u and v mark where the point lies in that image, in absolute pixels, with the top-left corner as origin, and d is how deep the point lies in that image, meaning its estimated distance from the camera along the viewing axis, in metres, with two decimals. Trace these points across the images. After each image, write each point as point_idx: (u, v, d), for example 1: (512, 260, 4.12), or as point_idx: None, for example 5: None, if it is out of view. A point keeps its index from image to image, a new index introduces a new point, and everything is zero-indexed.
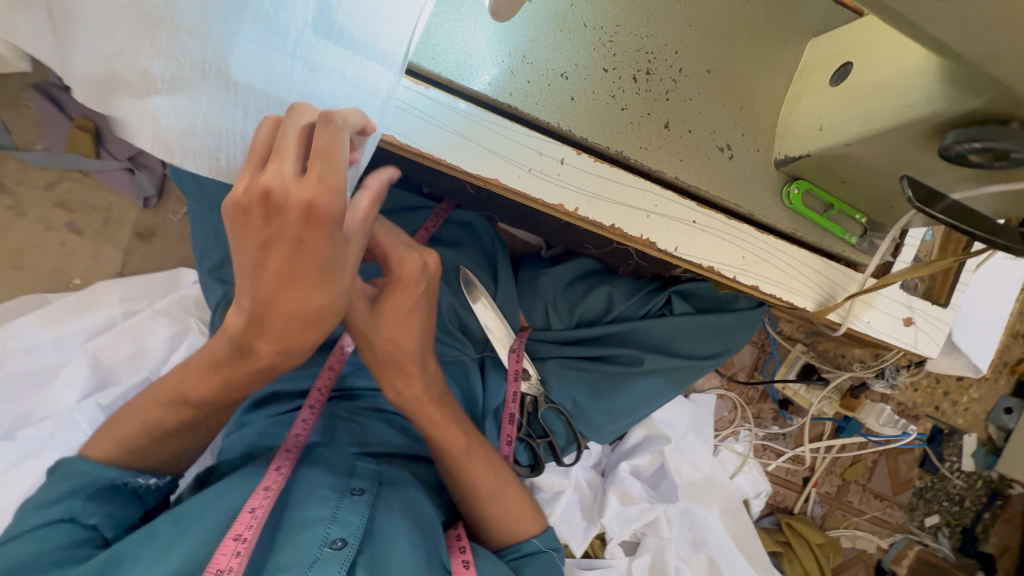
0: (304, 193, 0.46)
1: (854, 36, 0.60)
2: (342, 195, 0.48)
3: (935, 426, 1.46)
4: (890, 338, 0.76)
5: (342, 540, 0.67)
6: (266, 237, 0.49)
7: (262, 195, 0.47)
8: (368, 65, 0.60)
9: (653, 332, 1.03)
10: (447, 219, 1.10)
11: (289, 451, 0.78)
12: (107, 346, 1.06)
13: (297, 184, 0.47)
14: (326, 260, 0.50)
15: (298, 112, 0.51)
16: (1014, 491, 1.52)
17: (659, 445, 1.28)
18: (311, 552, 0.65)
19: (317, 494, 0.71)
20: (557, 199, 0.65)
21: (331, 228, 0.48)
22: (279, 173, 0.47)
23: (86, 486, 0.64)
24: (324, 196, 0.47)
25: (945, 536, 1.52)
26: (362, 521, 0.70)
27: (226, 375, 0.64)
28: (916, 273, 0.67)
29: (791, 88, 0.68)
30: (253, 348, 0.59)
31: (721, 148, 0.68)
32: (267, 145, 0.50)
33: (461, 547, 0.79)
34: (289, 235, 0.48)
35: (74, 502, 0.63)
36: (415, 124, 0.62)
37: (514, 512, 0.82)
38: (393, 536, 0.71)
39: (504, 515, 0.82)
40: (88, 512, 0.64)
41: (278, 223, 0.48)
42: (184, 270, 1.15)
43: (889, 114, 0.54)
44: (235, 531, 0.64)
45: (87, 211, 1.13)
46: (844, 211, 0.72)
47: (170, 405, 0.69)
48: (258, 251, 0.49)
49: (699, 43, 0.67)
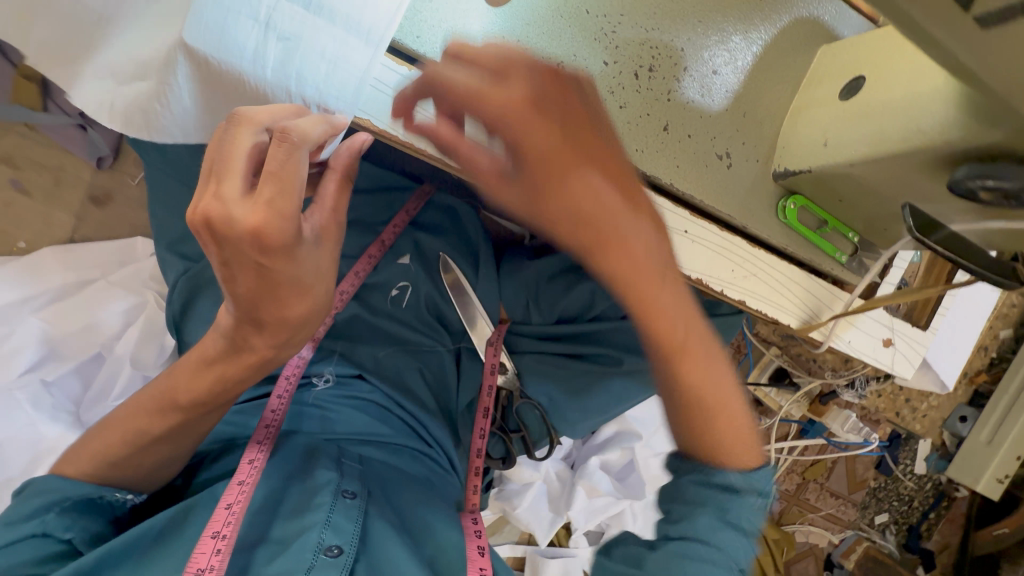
0: (252, 220, 0.48)
1: (868, 48, 0.57)
2: (291, 220, 0.49)
3: (893, 431, 1.48)
4: (867, 358, 0.76)
5: (337, 547, 0.68)
6: (224, 259, 0.50)
7: (205, 224, 0.48)
8: (349, 43, 0.54)
9: (632, 332, 0.99)
10: (428, 202, 1.05)
11: (269, 428, 0.82)
12: (55, 318, 0.99)
13: (243, 210, 0.48)
14: (293, 280, 0.54)
15: (243, 123, 0.51)
16: (960, 493, 1.58)
17: (630, 441, 1.27)
18: (306, 558, 0.65)
19: (315, 500, 0.72)
20: None
21: (288, 251, 0.51)
22: (218, 198, 0.48)
23: (61, 500, 0.61)
24: (273, 222, 0.48)
25: (891, 533, 1.58)
26: (355, 528, 0.71)
27: (210, 376, 0.63)
28: (905, 299, 0.67)
29: (796, 98, 0.65)
30: (248, 343, 0.60)
31: (720, 157, 0.65)
32: (211, 159, 0.50)
33: (478, 531, 0.84)
34: (247, 259, 0.50)
35: (48, 516, 0.59)
36: (399, 112, 0.58)
37: (736, 431, 0.60)
38: (386, 538, 0.73)
39: (725, 429, 0.59)
40: (62, 527, 0.60)
41: (233, 248, 0.49)
42: (141, 239, 1.07)
43: (899, 137, 0.51)
44: (212, 528, 0.66)
45: (35, 168, 1.04)
46: (838, 230, 0.70)
47: (146, 415, 0.66)
48: (221, 268, 0.51)
49: (705, 41, 0.63)
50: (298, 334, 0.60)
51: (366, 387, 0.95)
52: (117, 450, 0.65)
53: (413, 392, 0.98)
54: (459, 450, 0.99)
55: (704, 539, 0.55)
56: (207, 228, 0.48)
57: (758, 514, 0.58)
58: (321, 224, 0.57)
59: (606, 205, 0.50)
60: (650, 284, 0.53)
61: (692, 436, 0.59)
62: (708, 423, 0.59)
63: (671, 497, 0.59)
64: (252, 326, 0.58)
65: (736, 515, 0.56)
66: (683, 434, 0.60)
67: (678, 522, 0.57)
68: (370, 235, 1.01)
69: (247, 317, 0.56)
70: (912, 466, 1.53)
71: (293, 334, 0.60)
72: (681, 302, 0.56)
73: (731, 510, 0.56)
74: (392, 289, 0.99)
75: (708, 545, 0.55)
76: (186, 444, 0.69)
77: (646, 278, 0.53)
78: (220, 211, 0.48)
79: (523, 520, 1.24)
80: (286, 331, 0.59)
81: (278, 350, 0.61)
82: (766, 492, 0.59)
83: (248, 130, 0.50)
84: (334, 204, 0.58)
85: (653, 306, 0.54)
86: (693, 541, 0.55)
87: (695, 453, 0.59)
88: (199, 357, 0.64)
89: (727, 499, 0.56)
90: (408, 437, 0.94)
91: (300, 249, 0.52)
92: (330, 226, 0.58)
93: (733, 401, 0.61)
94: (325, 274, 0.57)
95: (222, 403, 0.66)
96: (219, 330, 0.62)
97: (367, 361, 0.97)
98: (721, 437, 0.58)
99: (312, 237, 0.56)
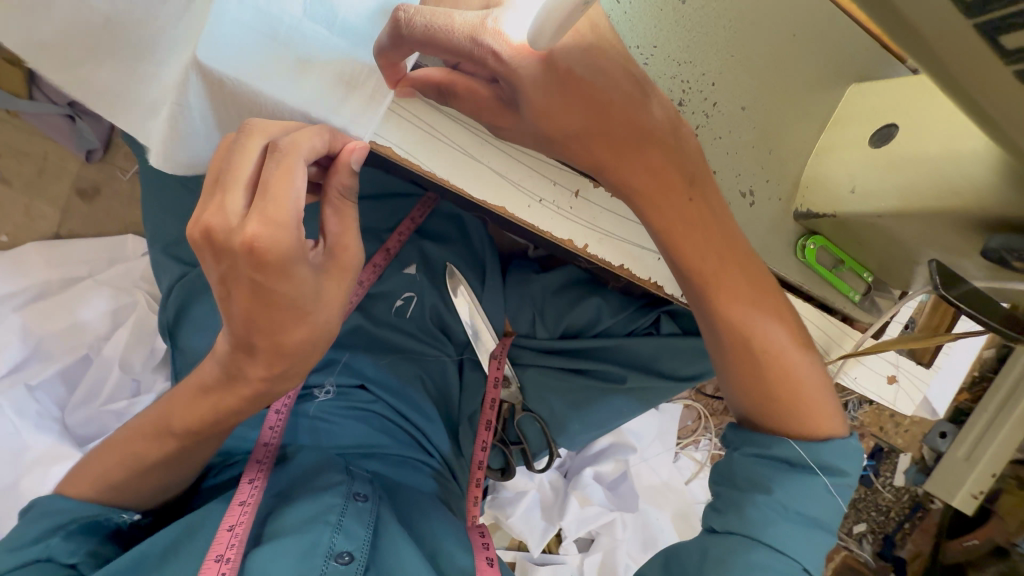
0: (247, 231, 0.45)
1: (899, 96, 0.57)
2: (290, 230, 0.47)
3: (876, 444, 1.43)
4: (873, 395, 0.77)
5: (348, 554, 0.68)
6: (221, 274, 0.49)
7: (206, 236, 0.47)
8: (364, 60, 0.51)
9: (635, 350, 0.98)
10: (434, 209, 1.03)
11: (268, 447, 0.81)
12: (38, 318, 0.94)
13: (241, 225, 0.46)
14: (290, 305, 0.50)
15: (252, 135, 0.48)
16: (935, 505, 1.47)
17: (624, 453, 1.29)
18: (317, 564, 0.65)
19: (323, 501, 0.72)
20: (565, 234, 0.61)
21: (285, 270, 0.47)
22: (221, 213, 0.46)
23: (66, 523, 0.60)
24: (268, 233, 0.45)
25: (867, 543, 1.48)
26: (367, 533, 0.71)
27: (202, 407, 0.60)
28: (915, 344, 0.68)
29: (823, 136, 0.64)
30: (243, 372, 0.55)
31: (744, 194, 0.64)
32: (218, 170, 0.48)
33: (485, 543, 0.84)
34: (240, 274, 0.47)
35: (53, 540, 0.59)
36: (419, 137, 0.56)
37: (807, 404, 0.60)
38: (397, 541, 0.72)
39: (791, 404, 0.60)
40: (67, 551, 0.60)
41: (229, 262, 0.47)
42: (131, 236, 1.03)
43: (928, 194, 0.51)
44: (216, 552, 0.65)
45: (19, 158, 0.99)
46: (853, 269, 0.70)
47: (145, 439, 0.63)
48: (220, 284, 0.49)
49: (736, 75, 0.61)
50: (300, 365, 0.56)
51: (368, 397, 0.93)
52: (115, 474, 0.64)
53: (415, 401, 0.96)
54: (461, 460, 0.98)
55: (757, 536, 0.57)
56: (206, 241, 0.47)
57: (827, 496, 0.58)
58: (332, 246, 0.53)
59: (657, 175, 0.54)
60: (667, 202, 0.55)
61: (759, 410, 0.61)
62: (771, 401, 0.60)
63: (726, 483, 0.62)
64: (249, 355, 0.53)
65: (792, 503, 0.57)
66: (744, 405, 0.62)
67: (729, 515, 0.59)
68: (376, 243, 0.97)
69: (242, 342, 0.52)
70: (891, 478, 1.47)
71: (290, 366, 0.55)
72: (715, 238, 0.58)
73: (785, 498, 0.57)
74: (396, 300, 0.97)
75: (764, 542, 0.56)
76: (182, 470, 0.67)
77: (696, 242, 0.57)
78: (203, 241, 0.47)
79: (516, 529, 1.22)
80: (282, 362, 0.55)
81: (271, 382, 0.56)
82: (838, 470, 0.59)
83: (283, 155, 0.47)
84: (341, 227, 0.53)
85: (710, 269, 0.58)
86: (743, 535, 0.57)
87: (760, 424, 0.62)
88: (196, 383, 0.61)
89: (778, 485, 0.58)
90: (410, 449, 0.93)
91: (299, 269, 0.49)
92: (340, 252, 0.53)
93: (810, 369, 0.62)
94: (326, 301, 0.53)
95: (218, 431, 0.63)
96: (215, 355, 0.58)
97: (368, 370, 0.94)
98: (798, 412, 0.60)
99: (317, 263, 0.52)
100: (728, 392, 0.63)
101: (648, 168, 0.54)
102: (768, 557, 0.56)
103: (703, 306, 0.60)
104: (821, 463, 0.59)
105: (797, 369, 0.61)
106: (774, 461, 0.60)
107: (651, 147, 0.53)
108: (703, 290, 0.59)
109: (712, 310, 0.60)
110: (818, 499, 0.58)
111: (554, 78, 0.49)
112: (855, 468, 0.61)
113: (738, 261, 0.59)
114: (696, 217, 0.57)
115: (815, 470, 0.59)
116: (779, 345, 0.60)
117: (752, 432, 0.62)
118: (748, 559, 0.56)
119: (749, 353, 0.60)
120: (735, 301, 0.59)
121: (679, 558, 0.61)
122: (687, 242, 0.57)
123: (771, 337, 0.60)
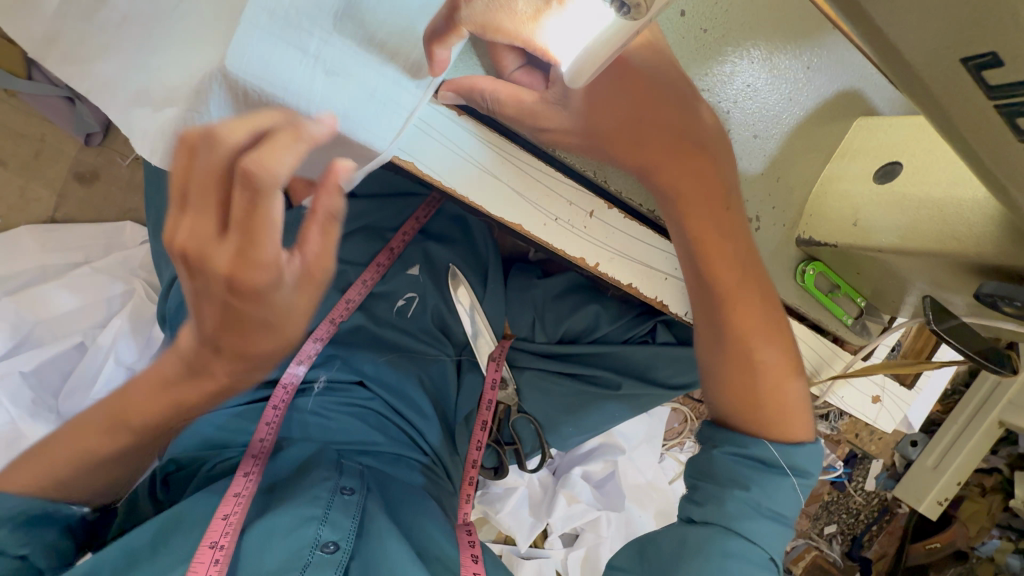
0: (224, 266, 0.43)
1: (903, 137, 0.59)
2: (269, 270, 0.44)
3: (851, 451, 1.40)
4: (859, 413, 0.82)
5: (334, 544, 0.68)
6: (194, 288, 0.46)
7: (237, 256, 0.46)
8: (401, 84, 0.56)
9: (632, 358, 0.99)
10: (438, 209, 1.04)
11: (263, 441, 0.82)
12: (30, 303, 0.92)
13: (216, 247, 0.42)
14: (263, 320, 0.49)
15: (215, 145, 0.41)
16: (902, 509, 1.48)
17: (613, 454, 1.32)
18: (302, 555, 0.66)
19: (310, 491, 0.73)
20: (580, 252, 0.69)
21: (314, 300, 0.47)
22: (188, 230, 0.42)
23: (16, 514, 0.58)
24: (244, 272, 0.43)
25: (837, 544, 1.47)
26: (353, 524, 0.72)
27: (191, 409, 0.60)
28: (899, 369, 0.72)
29: (828, 166, 0.67)
30: (213, 369, 0.55)
31: (751, 219, 0.66)
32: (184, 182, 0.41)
33: (471, 542, 0.85)
34: (215, 295, 0.45)
35: (1, 533, 0.56)
36: (435, 148, 0.61)
37: (794, 419, 0.64)
38: (384, 534, 0.72)
39: (774, 412, 0.63)
40: (18, 543, 0.57)
41: (202, 282, 0.44)
42: (130, 224, 1.02)
43: (923, 235, 0.54)
44: (209, 538, 0.66)
45: (14, 139, 0.97)
46: (848, 295, 0.73)
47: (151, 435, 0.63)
48: (191, 299, 0.47)
49: (750, 104, 0.63)
50: None
51: (365, 394, 0.93)
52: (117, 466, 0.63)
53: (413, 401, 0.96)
54: (454, 458, 0.99)
55: (733, 527, 0.58)
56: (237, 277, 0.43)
57: (793, 495, 0.61)
58: (309, 265, 0.47)
59: (711, 172, 0.59)
60: (704, 193, 0.59)
61: (738, 416, 0.63)
62: (760, 406, 0.63)
63: (703, 477, 0.63)
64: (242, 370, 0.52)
65: (765, 500, 0.60)
66: (725, 408, 0.64)
67: (708, 506, 0.60)
68: (380, 242, 0.98)
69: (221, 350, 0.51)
70: (863, 482, 1.45)
71: None
72: (740, 231, 0.62)
73: (760, 495, 0.60)
74: (398, 300, 0.97)
75: (737, 532, 0.58)
76: None
77: (727, 251, 0.61)
78: (208, 253, 0.43)
79: (505, 524, 1.26)
80: None
81: (235, 377, 0.56)
82: (804, 471, 0.62)
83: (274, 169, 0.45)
84: (323, 245, 0.47)
85: (733, 282, 0.62)
86: (719, 526, 0.59)
87: (735, 423, 0.64)
88: None
89: (755, 482, 0.60)
90: (405, 448, 0.94)
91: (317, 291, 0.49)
92: (316, 270, 0.48)
93: (796, 388, 0.65)
94: (296, 315, 0.50)
95: None
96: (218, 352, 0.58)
97: (367, 368, 0.94)
98: (783, 426, 0.63)
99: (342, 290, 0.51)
100: (711, 391, 0.66)
101: (692, 171, 0.58)
102: (743, 549, 0.58)
103: (715, 312, 0.63)
104: (791, 464, 0.62)
105: (784, 392, 0.64)
106: (751, 460, 0.62)
107: (700, 156, 0.58)
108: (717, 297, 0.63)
109: (722, 313, 0.63)
110: (790, 497, 0.61)
111: (639, 66, 0.54)
112: (819, 470, 0.64)
113: (762, 277, 0.64)
114: (726, 223, 0.61)
115: (785, 471, 0.61)
116: (772, 367, 0.63)
117: (729, 432, 0.64)
118: (722, 551, 0.57)
119: (750, 367, 0.63)
120: (749, 314, 0.63)
121: (654, 546, 0.61)
122: (714, 244, 0.61)
123: (768, 351, 0.64)
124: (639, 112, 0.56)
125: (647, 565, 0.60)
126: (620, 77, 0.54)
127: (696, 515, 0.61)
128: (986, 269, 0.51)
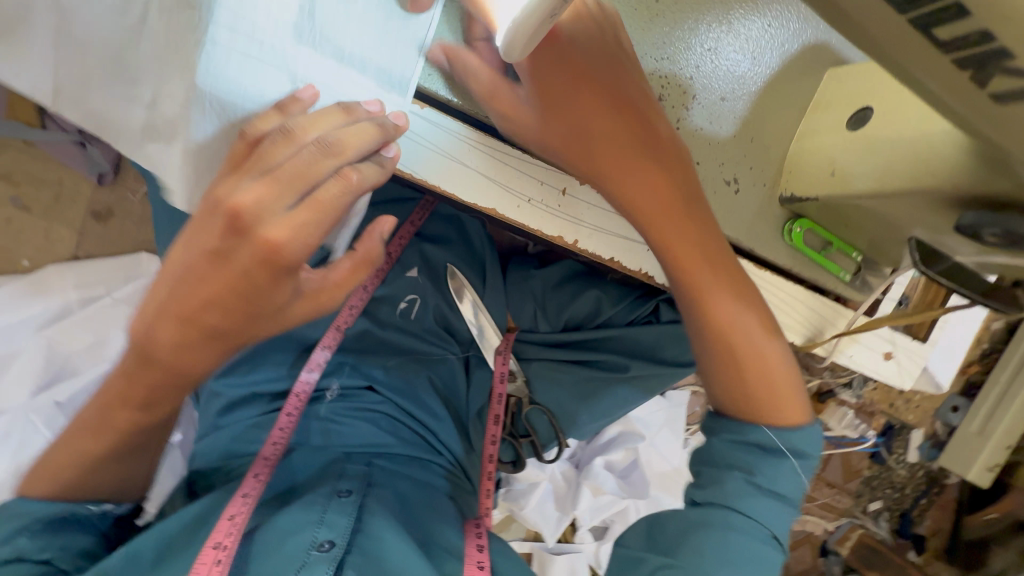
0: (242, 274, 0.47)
1: (874, 81, 0.58)
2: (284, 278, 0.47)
3: (886, 422, 1.33)
4: (869, 371, 0.80)
5: (329, 542, 0.68)
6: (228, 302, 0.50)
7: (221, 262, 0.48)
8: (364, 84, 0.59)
9: (638, 339, 0.99)
10: (433, 212, 1.06)
11: (275, 445, 0.82)
12: (63, 336, 1.00)
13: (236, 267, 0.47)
14: None
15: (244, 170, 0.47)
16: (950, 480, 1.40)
17: (634, 441, 1.30)
18: (299, 557, 0.65)
19: (307, 500, 0.74)
20: (556, 230, 0.70)
21: None
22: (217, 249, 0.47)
23: (31, 522, 0.58)
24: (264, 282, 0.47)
25: (884, 520, 1.42)
26: (347, 522, 0.71)
27: None
28: (907, 320, 0.70)
29: (804, 120, 0.66)
30: None
31: (728, 183, 0.67)
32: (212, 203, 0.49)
33: (478, 532, 0.84)
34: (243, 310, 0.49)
35: (21, 540, 0.57)
36: (416, 150, 0.64)
37: (779, 385, 0.63)
38: (384, 528, 0.72)
39: (756, 371, 0.62)
40: (37, 548, 0.58)
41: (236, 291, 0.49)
42: (145, 255, 1.08)
43: (905, 174, 0.53)
44: (214, 539, 0.66)
45: (35, 185, 1.03)
46: (842, 250, 0.72)
47: None
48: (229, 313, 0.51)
49: (710, 70, 0.64)
50: None
51: (375, 398, 0.94)
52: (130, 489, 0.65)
53: (425, 402, 0.96)
54: (471, 456, 0.99)
55: (734, 506, 0.58)
56: (255, 262, 0.48)
57: (796, 478, 0.60)
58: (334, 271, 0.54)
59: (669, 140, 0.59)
60: (671, 160, 0.60)
61: (720, 378, 0.63)
62: (744, 372, 0.62)
63: (706, 464, 0.62)
64: None
65: (766, 482, 0.59)
66: (717, 396, 0.65)
67: (710, 489, 0.60)
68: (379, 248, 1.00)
69: None
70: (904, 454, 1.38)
71: None
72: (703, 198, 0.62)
73: (762, 478, 0.59)
74: (400, 302, 0.99)
75: (738, 509, 0.58)
76: None
77: (698, 212, 0.61)
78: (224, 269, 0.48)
79: (531, 519, 1.26)
80: None
81: None
82: (805, 454, 0.61)
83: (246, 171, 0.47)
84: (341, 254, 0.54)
85: (699, 246, 0.62)
86: (722, 505, 0.58)
87: (718, 385, 0.63)
88: None
89: (756, 467, 0.59)
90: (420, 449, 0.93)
91: None
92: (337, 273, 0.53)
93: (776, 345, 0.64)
94: None
95: None
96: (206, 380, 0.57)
97: (377, 372, 0.94)
98: (774, 389, 0.62)
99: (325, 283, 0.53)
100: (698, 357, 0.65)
101: (647, 147, 0.59)
102: (744, 527, 0.57)
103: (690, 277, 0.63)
104: (791, 447, 0.61)
105: (768, 352, 0.63)
106: (751, 446, 0.61)
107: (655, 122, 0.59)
108: (700, 261, 0.62)
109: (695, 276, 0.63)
110: (796, 482, 0.60)
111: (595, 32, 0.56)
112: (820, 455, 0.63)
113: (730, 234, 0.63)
114: (679, 194, 0.60)
115: (784, 454, 0.61)
116: (759, 336, 0.63)
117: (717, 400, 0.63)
118: (725, 526, 0.57)
119: (729, 337, 0.62)
120: (717, 276, 0.62)
121: (660, 528, 0.61)
122: (682, 209, 0.61)
123: (751, 314, 0.63)
124: (586, 82, 0.57)
125: (654, 546, 0.60)
126: (566, 59, 0.56)
127: (699, 497, 0.60)
128: (958, 199, 0.49)
